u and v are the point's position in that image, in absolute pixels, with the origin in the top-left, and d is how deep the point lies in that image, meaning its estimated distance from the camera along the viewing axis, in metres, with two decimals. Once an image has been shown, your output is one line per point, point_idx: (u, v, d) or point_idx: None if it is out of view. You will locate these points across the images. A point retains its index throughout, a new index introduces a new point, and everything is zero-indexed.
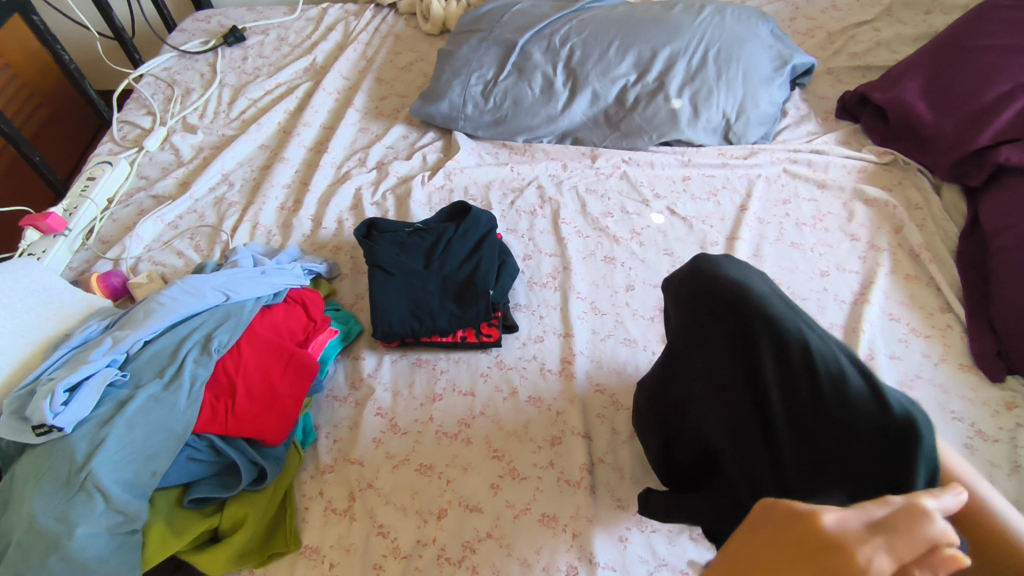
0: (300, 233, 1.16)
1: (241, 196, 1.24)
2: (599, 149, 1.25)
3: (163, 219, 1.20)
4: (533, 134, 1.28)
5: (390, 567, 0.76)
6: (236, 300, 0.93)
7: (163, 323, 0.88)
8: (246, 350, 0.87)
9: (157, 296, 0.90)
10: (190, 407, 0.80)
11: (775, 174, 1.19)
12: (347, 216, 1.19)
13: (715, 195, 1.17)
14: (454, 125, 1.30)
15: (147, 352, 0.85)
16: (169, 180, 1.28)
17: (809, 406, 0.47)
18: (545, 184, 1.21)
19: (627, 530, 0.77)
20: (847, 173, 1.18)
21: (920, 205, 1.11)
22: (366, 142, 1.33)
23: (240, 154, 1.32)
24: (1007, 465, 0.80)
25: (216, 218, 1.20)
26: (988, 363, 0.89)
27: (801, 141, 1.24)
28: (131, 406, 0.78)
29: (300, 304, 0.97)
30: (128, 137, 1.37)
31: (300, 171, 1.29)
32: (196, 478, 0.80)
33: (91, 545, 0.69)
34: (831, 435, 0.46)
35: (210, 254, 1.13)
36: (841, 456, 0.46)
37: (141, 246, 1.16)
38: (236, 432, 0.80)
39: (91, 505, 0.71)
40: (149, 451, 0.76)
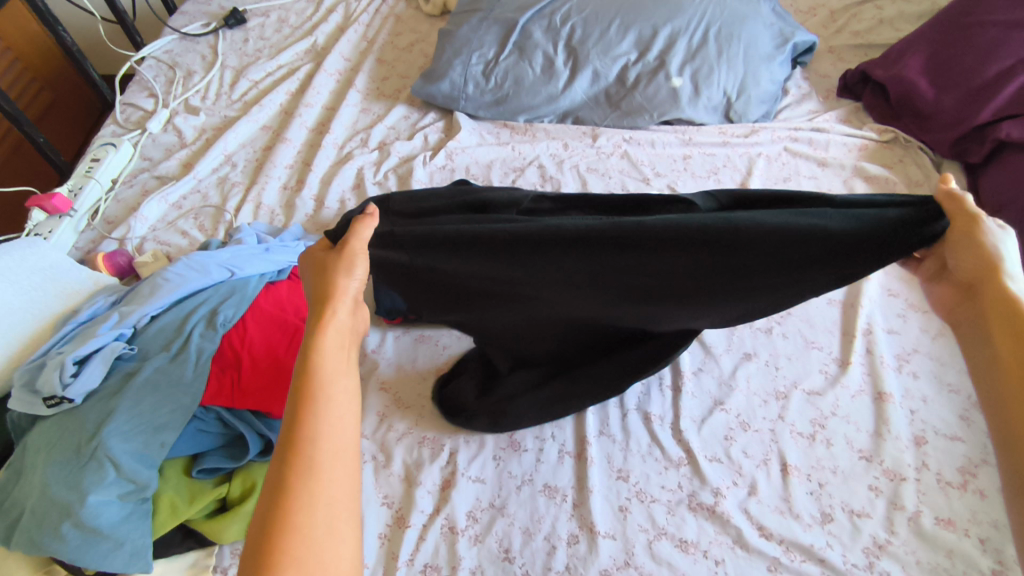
0: (303, 213, 1.17)
1: (244, 176, 1.26)
2: (599, 129, 1.25)
3: (166, 199, 1.21)
4: (534, 114, 1.27)
5: (394, 535, 0.79)
6: (241, 276, 0.93)
7: (169, 299, 0.88)
8: (252, 325, 0.88)
9: (163, 271, 0.90)
10: (198, 379, 0.81)
11: (776, 152, 1.19)
12: (349, 196, 1.19)
13: (715, 173, 1.17)
14: (455, 105, 1.30)
15: (154, 327, 0.85)
16: (173, 161, 1.28)
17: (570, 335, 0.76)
18: (546, 163, 1.21)
19: (627, 501, 0.80)
20: (847, 151, 1.19)
21: (920, 181, 1.11)
22: (368, 123, 1.34)
23: (242, 135, 1.33)
24: None
25: (220, 198, 1.21)
26: None
27: (802, 120, 1.24)
28: (138, 378, 0.79)
29: (304, 281, 0.97)
30: (131, 119, 1.37)
31: (302, 152, 1.29)
32: (204, 450, 0.80)
33: (103, 512, 0.70)
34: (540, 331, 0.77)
35: (214, 234, 1.15)
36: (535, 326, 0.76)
37: (145, 226, 1.17)
38: (242, 405, 0.81)
39: (102, 474, 0.71)
40: (157, 423, 0.76)
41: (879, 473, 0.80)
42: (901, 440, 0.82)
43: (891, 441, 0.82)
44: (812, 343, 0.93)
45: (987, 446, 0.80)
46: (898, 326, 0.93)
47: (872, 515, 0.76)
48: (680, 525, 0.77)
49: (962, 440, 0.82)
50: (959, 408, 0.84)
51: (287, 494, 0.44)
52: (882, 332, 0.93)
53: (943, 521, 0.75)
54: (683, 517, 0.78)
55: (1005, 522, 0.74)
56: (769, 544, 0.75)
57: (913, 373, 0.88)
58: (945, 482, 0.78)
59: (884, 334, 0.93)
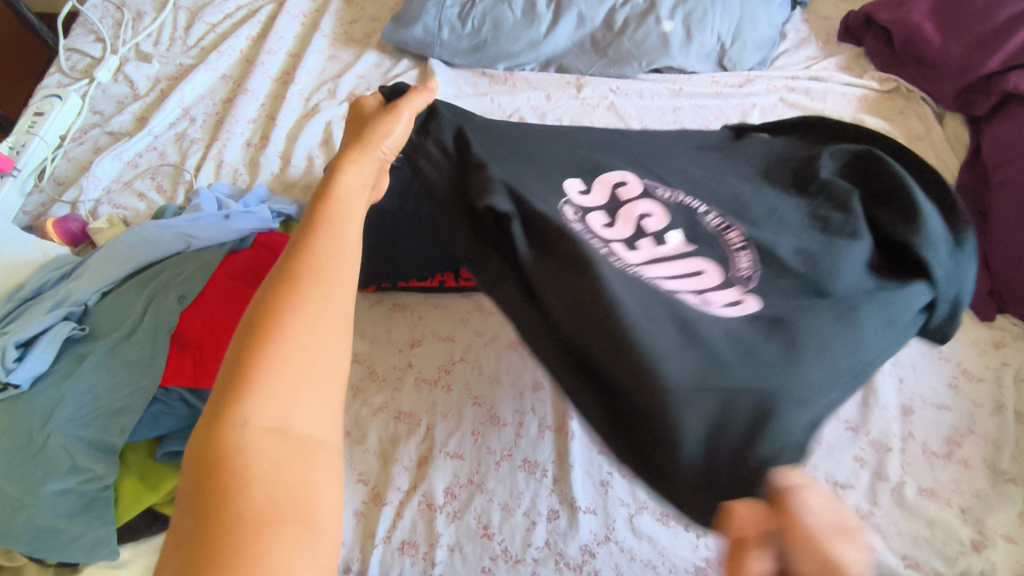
0: (269, 172, 1.10)
1: (204, 131, 1.17)
2: (584, 78, 1.17)
3: (120, 157, 1.12)
4: (515, 62, 1.19)
5: (370, 514, 0.78)
6: (198, 246, 0.87)
7: (122, 274, 0.83)
8: (211, 299, 0.81)
9: (113, 244, 0.84)
10: (155, 360, 0.75)
11: (771, 104, 1.12)
12: (318, 152, 1.12)
13: (707, 126, 1.10)
14: (429, 51, 1.20)
15: (105, 304, 0.80)
16: (125, 114, 1.19)
17: None
18: (527, 116, 1.13)
19: (609, 475, 0.78)
20: (846, 102, 1.11)
21: (921, 135, 1.06)
22: (336, 72, 1.24)
23: (200, 85, 1.23)
24: (989, 405, 0.80)
25: (179, 156, 1.13)
26: (979, 303, 0.87)
27: (799, 68, 1.17)
28: (90, 361, 0.74)
29: (268, 249, 0.90)
30: (78, 67, 1.26)
31: (267, 104, 1.20)
32: (166, 433, 0.76)
33: (60, 503, 0.67)
34: None
35: (173, 195, 1.08)
36: None
37: (99, 187, 1.09)
38: (206, 385, 0.76)
39: (57, 463, 0.67)
40: (114, 407, 0.72)
41: (865, 444, 0.78)
42: (888, 411, 0.80)
43: (879, 411, 0.80)
44: None
45: (974, 416, 0.79)
46: None
47: (856, 486, 0.75)
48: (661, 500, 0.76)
49: (949, 409, 0.80)
50: (948, 376, 0.82)
51: (235, 425, 0.38)
52: None
53: (925, 491, 0.74)
54: None
55: (987, 492, 0.74)
56: None
57: (904, 340, 0.86)
58: (929, 453, 0.77)
59: None
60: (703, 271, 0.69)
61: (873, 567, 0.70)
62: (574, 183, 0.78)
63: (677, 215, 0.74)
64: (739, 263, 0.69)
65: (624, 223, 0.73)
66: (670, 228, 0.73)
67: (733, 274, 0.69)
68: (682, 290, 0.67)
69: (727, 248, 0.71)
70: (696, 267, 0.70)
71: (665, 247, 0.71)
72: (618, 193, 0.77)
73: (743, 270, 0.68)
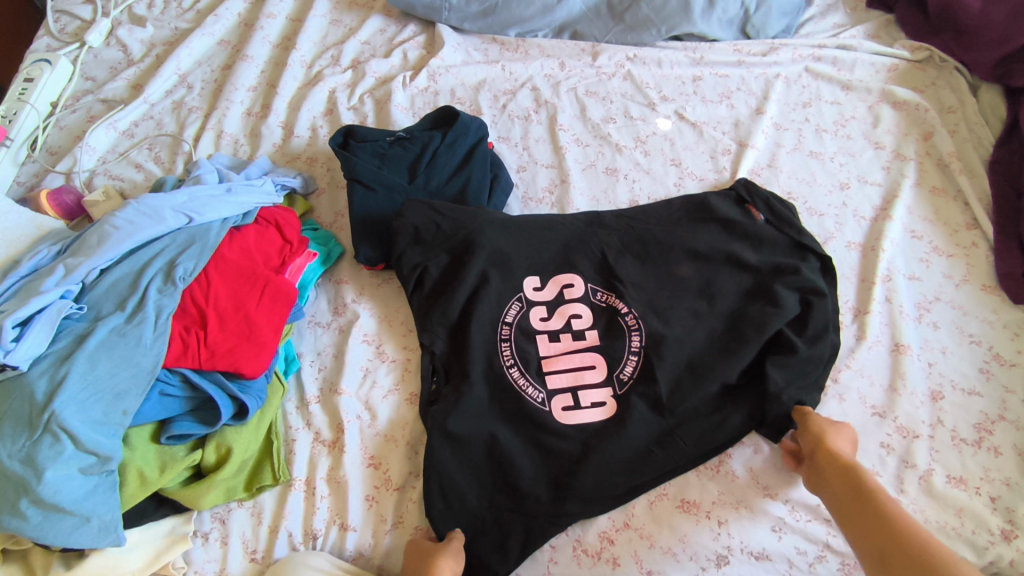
0: (271, 142, 1.05)
1: (202, 100, 1.12)
2: (600, 45, 1.11)
3: (115, 126, 1.08)
4: (527, 27, 1.13)
5: (382, 498, 0.76)
6: (199, 222, 0.83)
7: (120, 250, 0.78)
8: (215, 278, 0.79)
9: (110, 218, 0.79)
10: (158, 341, 0.72)
11: (796, 73, 1.07)
12: (321, 123, 1.07)
13: (728, 97, 1.05)
14: (437, 16, 1.14)
15: (105, 282, 0.76)
16: (119, 81, 1.14)
17: (685, 267, 0.82)
18: (540, 85, 1.08)
19: None
20: (874, 72, 1.06)
21: (953, 107, 1.01)
22: (339, 38, 1.18)
23: (197, 51, 1.17)
24: (1022, 390, 0.77)
25: (176, 125, 1.08)
26: (1013, 284, 0.84)
27: (825, 35, 1.11)
28: (90, 341, 0.70)
29: (273, 226, 0.88)
30: (67, 30, 1.20)
31: (267, 72, 1.15)
32: (171, 416, 0.74)
33: (64, 488, 0.64)
34: (678, 250, 0.83)
35: (172, 167, 1.03)
36: (673, 262, 0.83)
37: (94, 157, 1.05)
38: (211, 366, 0.73)
39: (58, 448, 0.65)
40: (117, 389, 0.69)
41: (892, 430, 0.76)
42: (916, 396, 0.78)
43: (907, 396, 0.77)
44: None
45: (1006, 402, 0.77)
46: (920, 272, 0.87)
47: (882, 474, 0.73)
48: (681, 487, 0.74)
49: (980, 395, 0.77)
50: (979, 360, 0.80)
51: None
52: (903, 278, 0.86)
53: (954, 479, 0.72)
54: (686, 478, 0.74)
55: (1018, 481, 0.72)
56: (777, 505, 0.72)
57: (934, 323, 0.83)
58: (959, 439, 0.75)
59: (904, 282, 0.86)
60: (594, 366, 0.77)
61: None
62: (533, 277, 0.82)
63: (602, 317, 0.80)
64: (625, 368, 0.76)
65: (557, 319, 0.80)
66: (590, 328, 0.79)
67: (615, 375, 0.76)
68: (559, 388, 0.76)
69: (624, 349, 0.77)
70: (589, 362, 0.77)
71: (579, 343, 0.79)
72: (564, 291, 0.82)
73: (623, 374, 0.76)
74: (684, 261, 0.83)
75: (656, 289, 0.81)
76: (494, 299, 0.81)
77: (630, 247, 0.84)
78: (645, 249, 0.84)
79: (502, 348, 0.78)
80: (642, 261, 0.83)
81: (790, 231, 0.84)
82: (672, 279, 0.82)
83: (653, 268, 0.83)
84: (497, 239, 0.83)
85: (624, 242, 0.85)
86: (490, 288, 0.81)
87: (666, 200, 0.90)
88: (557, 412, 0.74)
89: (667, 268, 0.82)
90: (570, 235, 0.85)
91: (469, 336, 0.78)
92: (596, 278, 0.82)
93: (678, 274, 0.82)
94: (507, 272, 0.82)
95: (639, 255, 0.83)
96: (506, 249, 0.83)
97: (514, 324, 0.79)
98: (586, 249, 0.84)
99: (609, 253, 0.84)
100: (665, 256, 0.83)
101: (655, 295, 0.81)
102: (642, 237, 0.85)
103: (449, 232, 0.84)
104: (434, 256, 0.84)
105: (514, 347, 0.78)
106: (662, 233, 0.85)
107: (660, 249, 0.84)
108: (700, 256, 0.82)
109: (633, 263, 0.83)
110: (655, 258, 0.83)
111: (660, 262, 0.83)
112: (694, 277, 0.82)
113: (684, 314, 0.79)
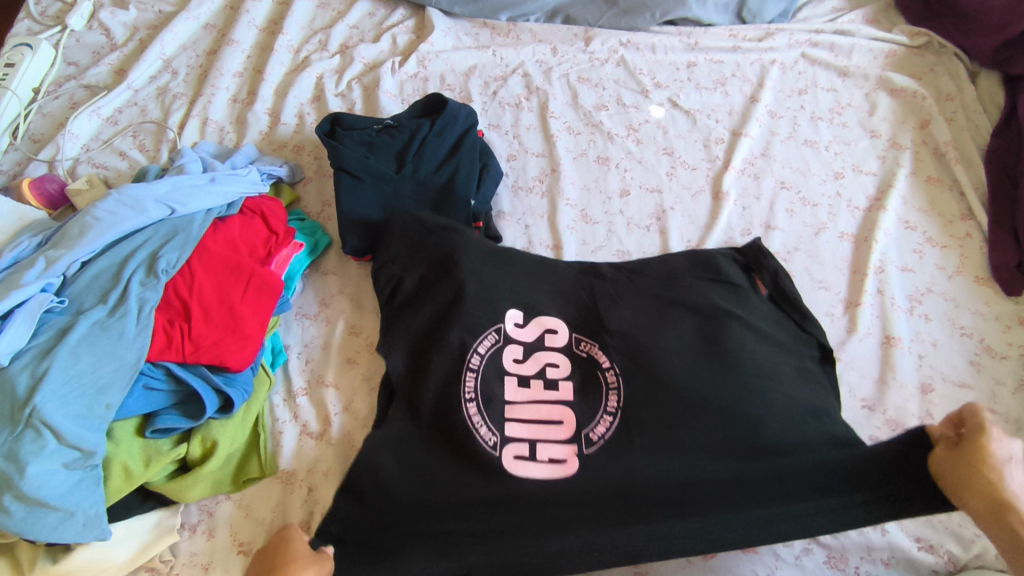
0: (257, 130, 1.03)
1: (187, 85, 1.10)
2: (593, 30, 1.09)
3: (98, 113, 1.06)
4: (519, 12, 1.11)
5: None
6: (183, 213, 0.81)
7: (102, 242, 0.77)
8: (199, 269, 0.78)
9: (91, 209, 0.78)
10: (141, 335, 0.71)
11: (792, 59, 1.05)
12: (309, 110, 1.05)
13: (723, 84, 1.03)
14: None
15: (87, 275, 0.75)
16: (102, 66, 1.12)
17: (685, 320, 0.75)
18: (532, 71, 1.06)
19: None
20: (872, 58, 1.05)
21: (951, 95, 1.00)
22: (327, 21, 1.16)
23: (182, 35, 1.15)
24: (1013, 382, 0.77)
25: (161, 112, 1.06)
26: (1007, 276, 0.83)
27: (823, 20, 1.09)
28: (72, 336, 0.69)
29: (259, 216, 0.87)
30: (49, 13, 1.17)
31: (253, 57, 1.13)
32: (156, 409, 0.73)
33: (47, 483, 0.64)
34: (677, 303, 0.76)
35: (157, 155, 1.01)
36: (671, 314, 0.75)
37: (77, 145, 1.03)
38: (195, 360, 0.73)
39: (41, 443, 0.64)
40: (100, 383, 0.68)
41: (882, 424, 0.75)
42: (906, 388, 0.77)
43: (897, 388, 0.77)
44: (819, 283, 0.85)
45: (996, 394, 0.76)
46: (913, 263, 0.86)
47: None
48: None
49: (970, 387, 0.77)
50: (970, 353, 0.79)
51: None
52: (895, 270, 0.85)
53: None
54: None
55: None
56: None
57: (926, 315, 0.82)
58: None
59: (896, 273, 0.85)
60: (562, 421, 0.70)
61: (885, 550, 0.69)
62: (514, 310, 0.76)
63: (580, 367, 0.74)
64: (596, 427, 0.69)
65: (531, 363, 0.74)
66: (565, 379, 0.73)
67: (584, 433, 0.69)
68: (519, 436, 0.70)
69: (600, 406, 0.70)
70: (557, 416, 0.71)
71: (550, 393, 0.72)
72: (545, 335, 0.76)
73: (593, 434, 0.69)
74: (685, 316, 0.75)
75: (646, 342, 0.73)
76: (467, 326, 0.75)
77: (624, 297, 0.78)
78: (641, 300, 0.77)
79: (467, 379, 0.72)
80: (635, 312, 0.76)
81: (795, 315, 0.77)
82: (669, 333, 0.74)
83: (648, 321, 0.75)
84: (480, 260, 0.79)
85: (617, 292, 0.78)
86: (464, 310, 0.75)
87: (674, 253, 0.84)
88: (509, 460, 0.68)
89: (663, 321, 0.75)
90: (557, 281, 0.79)
91: (431, 360, 0.73)
92: (577, 322, 0.76)
93: (674, 329, 0.74)
94: (485, 300, 0.76)
95: (634, 306, 0.76)
96: (489, 282, 0.78)
97: (485, 356, 0.74)
98: (572, 297, 0.78)
99: (598, 302, 0.77)
100: (665, 310, 0.76)
101: (645, 348, 0.73)
102: (640, 287, 0.78)
103: (433, 247, 0.81)
104: (413, 269, 0.81)
105: (478, 381, 0.72)
106: (663, 288, 0.78)
107: (657, 300, 0.77)
108: (703, 312, 0.75)
109: (625, 312, 0.76)
110: (654, 311, 0.76)
111: (658, 317, 0.75)
112: (692, 333, 0.74)
113: (679, 369, 0.71)
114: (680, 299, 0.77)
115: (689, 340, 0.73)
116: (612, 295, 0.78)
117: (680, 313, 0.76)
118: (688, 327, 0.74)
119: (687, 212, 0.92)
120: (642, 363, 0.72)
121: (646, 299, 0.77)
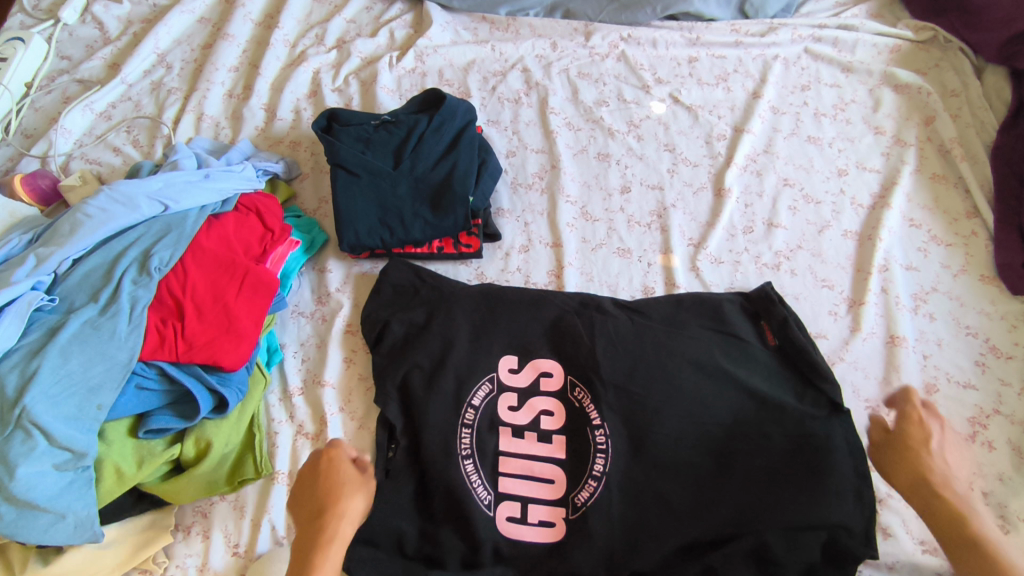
0: (253, 125, 1.02)
1: (182, 80, 1.08)
2: (594, 25, 1.07)
3: (92, 108, 1.04)
4: (518, 6, 1.09)
5: None
6: (176, 210, 0.80)
7: (93, 239, 0.76)
8: (193, 267, 0.76)
9: (83, 206, 0.77)
10: (133, 334, 0.70)
11: (795, 55, 1.03)
12: (305, 105, 1.04)
13: (725, 80, 1.01)
14: None
15: (78, 273, 0.74)
16: (96, 61, 1.10)
17: (685, 372, 0.73)
18: (531, 66, 1.04)
19: None
20: (876, 54, 1.03)
21: (956, 91, 0.98)
22: (324, 15, 1.14)
23: (177, 29, 1.13)
24: (1018, 383, 0.76)
25: (155, 107, 1.05)
26: (1013, 275, 0.81)
27: (826, 15, 1.08)
28: (63, 334, 0.68)
29: (254, 213, 0.85)
30: (41, 6, 1.15)
31: (249, 51, 1.11)
32: (149, 410, 0.72)
33: (37, 484, 0.62)
34: (677, 355, 0.74)
35: (151, 150, 1.00)
36: (670, 367, 0.73)
37: (70, 140, 1.01)
38: (189, 359, 0.71)
39: (31, 444, 0.63)
40: (91, 383, 0.67)
41: None
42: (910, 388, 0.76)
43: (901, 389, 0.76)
44: (823, 281, 0.84)
45: (1001, 395, 0.75)
46: (917, 262, 0.85)
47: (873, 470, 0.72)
48: None
49: (975, 388, 0.76)
50: (975, 353, 0.78)
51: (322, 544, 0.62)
52: (900, 268, 0.84)
53: None
54: None
55: (1011, 476, 0.71)
56: None
57: (930, 314, 0.81)
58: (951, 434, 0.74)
59: (900, 272, 0.84)
60: (552, 480, 0.71)
61: (887, 552, 0.68)
62: (509, 357, 0.76)
63: (571, 421, 0.73)
64: (581, 492, 0.70)
65: (525, 412, 0.74)
66: (558, 431, 0.73)
67: (571, 497, 0.70)
68: (512, 492, 0.71)
69: (587, 470, 0.70)
70: (548, 474, 0.71)
71: (542, 444, 0.73)
72: (541, 379, 0.75)
73: (579, 499, 0.69)
74: (684, 369, 0.73)
75: (640, 398, 0.72)
76: (459, 379, 0.74)
77: (621, 348, 0.75)
78: (638, 351, 0.75)
79: (461, 434, 0.72)
80: (633, 364, 0.74)
81: (801, 367, 0.73)
82: (665, 390, 0.72)
83: (642, 373, 0.73)
84: (470, 315, 0.79)
85: (612, 343, 0.76)
86: (452, 364, 0.75)
87: (682, 296, 0.80)
88: (501, 521, 0.70)
89: (660, 374, 0.73)
90: (553, 330, 0.77)
91: (426, 410, 0.73)
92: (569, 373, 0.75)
93: (671, 386, 0.72)
94: (475, 351, 0.76)
95: (631, 357, 0.74)
96: (479, 337, 0.77)
97: (479, 408, 0.73)
98: (564, 345, 0.77)
99: (592, 351, 0.75)
100: (663, 360, 0.74)
101: (637, 406, 0.71)
102: (638, 335, 0.76)
103: (424, 298, 0.81)
104: (401, 316, 0.80)
105: (475, 436, 0.72)
106: (664, 339, 0.75)
107: (657, 352, 0.74)
108: (703, 367, 0.73)
109: (620, 365, 0.74)
110: (653, 364, 0.73)
111: (655, 369, 0.73)
112: (689, 389, 0.72)
113: (670, 432, 0.70)
114: (680, 352, 0.74)
115: (685, 395, 0.71)
116: (607, 344, 0.75)
117: (679, 365, 0.73)
118: (688, 382, 0.72)
119: (688, 210, 0.91)
120: (633, 421, 0.71)
121: (643, 350, 0.75)
